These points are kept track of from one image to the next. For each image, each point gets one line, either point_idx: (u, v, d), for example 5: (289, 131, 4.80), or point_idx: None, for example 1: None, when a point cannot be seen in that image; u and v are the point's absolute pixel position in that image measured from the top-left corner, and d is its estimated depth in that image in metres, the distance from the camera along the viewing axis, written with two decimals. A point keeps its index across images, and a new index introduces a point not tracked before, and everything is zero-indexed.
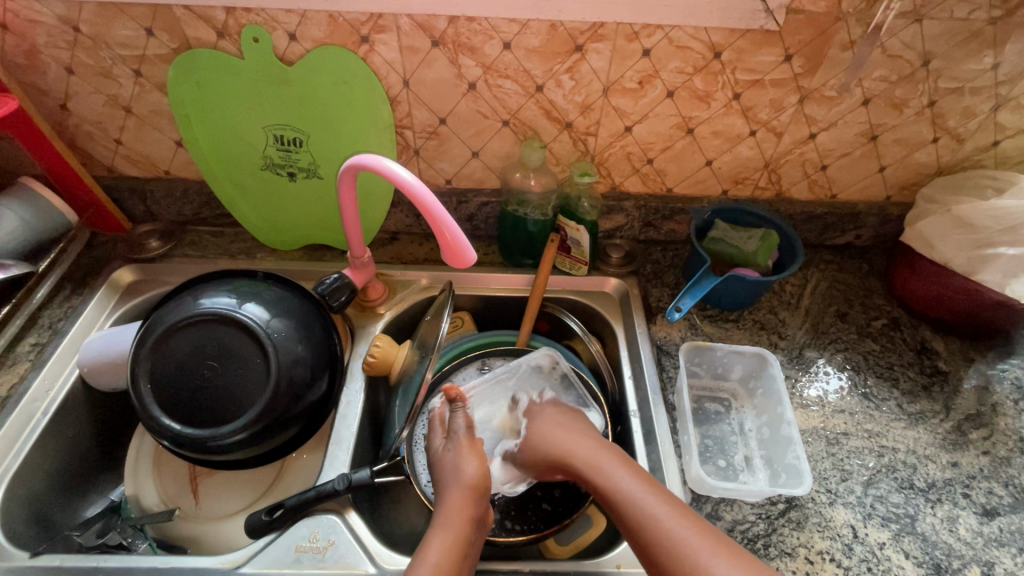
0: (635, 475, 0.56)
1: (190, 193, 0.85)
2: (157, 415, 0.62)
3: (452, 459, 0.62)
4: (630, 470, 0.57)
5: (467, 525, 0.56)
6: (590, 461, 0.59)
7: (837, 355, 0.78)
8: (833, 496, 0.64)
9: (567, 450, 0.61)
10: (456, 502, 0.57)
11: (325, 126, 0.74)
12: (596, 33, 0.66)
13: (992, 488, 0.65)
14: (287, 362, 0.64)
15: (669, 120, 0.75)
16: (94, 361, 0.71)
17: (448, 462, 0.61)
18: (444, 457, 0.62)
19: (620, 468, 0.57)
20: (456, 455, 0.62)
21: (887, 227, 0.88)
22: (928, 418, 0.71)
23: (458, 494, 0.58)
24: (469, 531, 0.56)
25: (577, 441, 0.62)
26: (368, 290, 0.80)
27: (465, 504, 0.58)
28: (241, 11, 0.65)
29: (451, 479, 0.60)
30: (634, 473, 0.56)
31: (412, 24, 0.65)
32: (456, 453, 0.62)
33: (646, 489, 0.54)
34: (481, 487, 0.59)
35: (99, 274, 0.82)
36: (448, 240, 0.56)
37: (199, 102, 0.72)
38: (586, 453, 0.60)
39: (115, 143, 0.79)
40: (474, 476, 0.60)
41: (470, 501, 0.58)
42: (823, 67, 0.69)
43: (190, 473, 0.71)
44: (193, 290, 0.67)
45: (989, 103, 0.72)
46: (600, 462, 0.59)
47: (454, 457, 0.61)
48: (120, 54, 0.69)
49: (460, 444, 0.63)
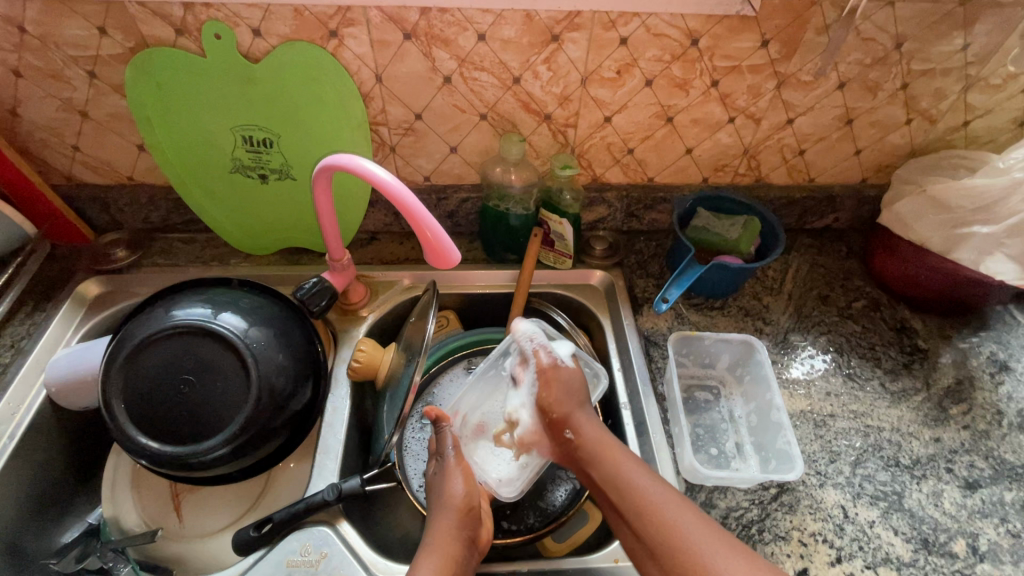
0: (640, 466, 0.57)
1: (156, 200, 0.81)
2: (133, 434, 0.59)
3: (441, 478, 0.61)
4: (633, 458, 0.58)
5: (457, 546, 0.55)
6: (594, 446, 0.59)
7: (821, 338, 0.79)
8: (823, 478, 0.65)
9: (574, 427, 0.61)
10: (443, 523, 0.56)
11: (295, 126, 0.72)
12: (572, 22, 0.64)
13: (973, 461, 0.67)
14: (269, 372, 0.62)
15: (648, 109, 0.74)
16: (61, 380, 0.67)
17: (437, 481, 0.61)
18: (434, 478, 0.62)
19: (622, 454, 0.58)
20: (445, 474, 0.61)
21: (864, 209, 0.89)
22: (910, 395, 0.73)
23: (444, 515, 0.57)
24: (459, 553, 0.54)
25: (584, 422, 0.62)
26: (349, 293, 0.78)
27: (453, 525, 0.57)
28: (200, 7, 0.62)
29: (438, 500, 0.59)
30: (640, 464, 0.57)
31: (382, 17, 0.63)
32: (446, 472, 0.61)
33: (648, 477, 0.55)
34: (469, 508, 0.58)
35: (63, 287, 0.78)
36: (429, 239, 0.54)
37: (160, 104, 0.69)
38: (595, 436, 0.60)
39: (71, 149, 0.75)
40: (462, 496, 0.59)
41: (459, 522, 0.57)
42: (799, 52, 0.69)
43: (172, 491, 0.69)
44: (167, 302, 0.64)
45: (959, 83, 0.73)
46: (604, 447, 0.59)
47: (443, 476, 0.61)
48: (71, 55, 0.65)
49: (448, 462, 0.62)
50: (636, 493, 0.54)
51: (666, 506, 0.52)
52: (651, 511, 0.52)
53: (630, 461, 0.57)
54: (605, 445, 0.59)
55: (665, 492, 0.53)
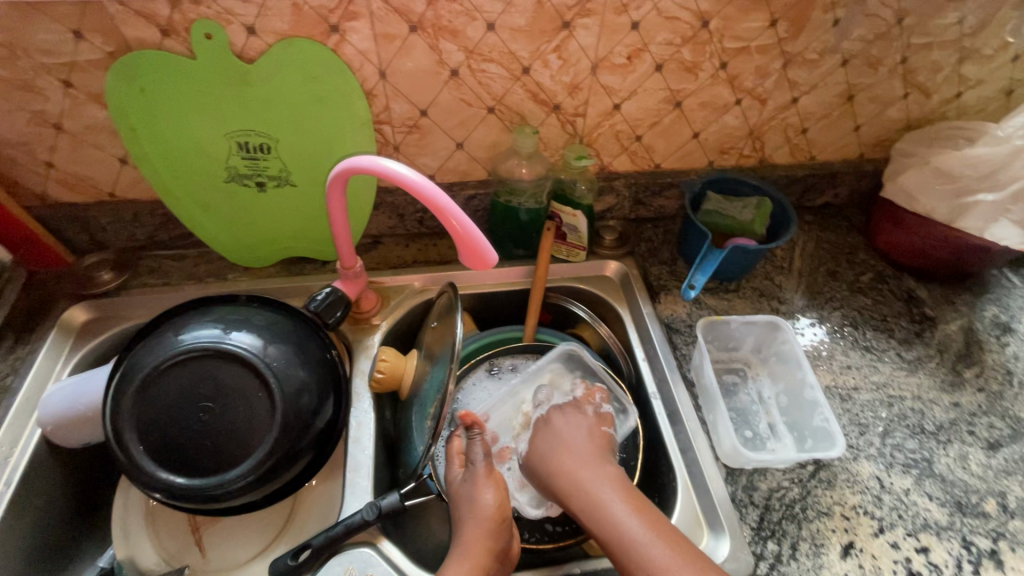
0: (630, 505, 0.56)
1: (142, 216, 0.75)
2: (152, 469, 0.55)
3: (471, 487, 0.59)
4: (622, 496, 0.56)
5: (489, 557, 0.54)
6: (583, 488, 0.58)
7: (835, 313, 0.80)
8: (856, 450, 0.66)
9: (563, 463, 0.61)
10: (475, 533, 0.55)
11: (294, 127, 0.67)
12: (584, 7, 0.62)
13: (992, 422, 0.69)
14: (292, 391, 0.58)
15: (658, 94, 0.73)
16: (60, 417, 0.62)
17: (466, 490, 0.59)
18: (463, 486, 0.59)
19: (610, 491, 0.57)
20: (475, 483, 0.59)
21: (862, 183, 0.91)
22: (926, 362, 0.75)
23: (476, 526, 0.56)
24: (490, 564, 0.54)
25: (575, 462, 0.60)
26: (361, 301, 0.74)
27: (485, 536, 0.55)
28: (188, 5, 0.57)
29: (467, 510, 0.57)
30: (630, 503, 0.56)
31: (386, 8, 0.60)
32: (476, 480, 0.59)
33: (635, 515, 0.54)
34: (501, 518, 0.57)
35: (46, 316, 0.72)
36: (459, 235, 0.51)
37: (146, 112, 0.64)
38: (587, 478, 0.59)
39: (45, 166, 0.69)
40: (493, 506, 0.57)
41: (491, 532, 0.55)
42: (805, 30, 0.69)
43: (192, 524, 0.65)
44: (172, 324, 0.60)
45: (954, 56, 0.75)
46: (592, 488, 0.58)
47: (473, 486, 0.59)
48: (43, 63, 0.59)
49: (478, 471, 0.59)
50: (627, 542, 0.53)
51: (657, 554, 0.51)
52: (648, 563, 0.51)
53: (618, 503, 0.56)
54: (597, 486, 0.58)
55: (659, 539, 0.52)
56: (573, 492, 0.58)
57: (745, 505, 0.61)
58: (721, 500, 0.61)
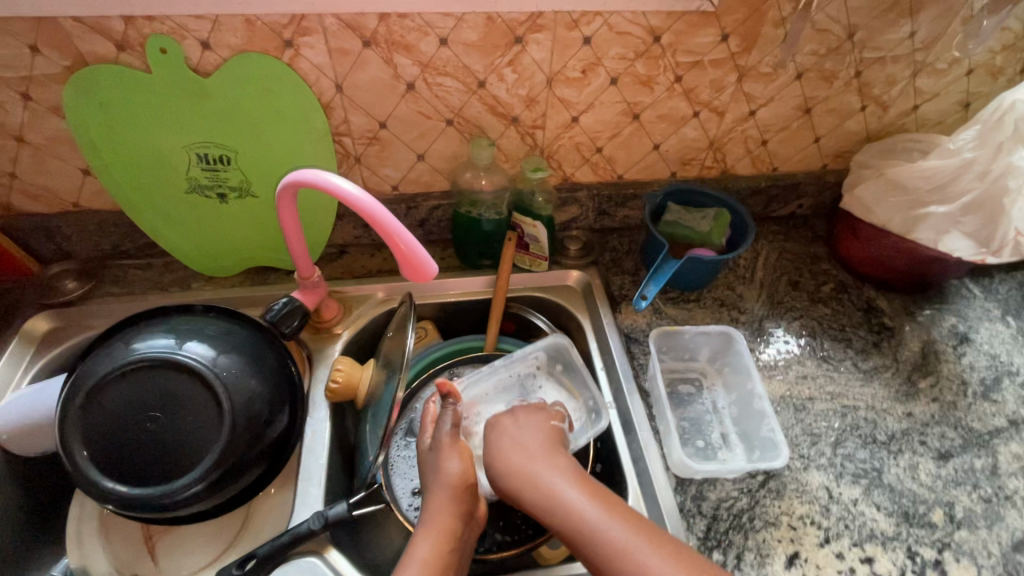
0: (588, 494, 0.52)
1: (106, 225, 0.76)
2: (99, 479, 0.56)
3: (436, 456, 0.58)
4: (582, 488, 0.53)
5: (455, 522, 0.54)
6: (543, 490, 0.53)
7: (794, 322, 0.81)
8: (806, 460, 0.66)
9: (512, 456, 0.57)
10: (438, 501, 0.55)
11: (253, 139, 0.69)
12: (535, 23, 0.64)
13: (944, 432, 0.70)
14: (242, 401, 0.59)
15: (615, 107, 0.74)
16: (15, 426, 0.63)
17: (432, 459, 0.59)
18: (429, 454, 0.59)
19: (570, 487, 0.53)
20: (440, 452, 0.58)
21: (826, 194, 0.92)
22: (882, 372, 0.75)
23: (442, 494, 0.55)
24: (455, 528, 0.54)
25: (525, 460, 0.56)
26: (322, 311, 0.75)
27: (449, 503, 0.55)
28: (142, 20, 0.58)
29: (434, 478, 0.57)
30: (592, 495, 0.52)
31: (339, 24, 0.61)
32: (441, 450, 0.58)
33: (589, 500, 0.51)
34: (466, 487, 0.56)
35: (8, 325, 0.73)
36: (403, 252, 0.53)
37: (104, 124, 0.64)
38: (538, 478, 0.54)
39: (9, 177, 0.70)
40: (459, 475, 0.56)
41: (455, 501, 0.55)
42: (757, 44, 0.70)
43: (145, 533, 0.65)
44: (125, 334, 0.61)
45: (908, 70, 0.76)
46: (552, 489, 0.53)
47: (438, 454, 0.58)
48: (2, 77, 0.61)
49: (443, 441, 0.59)
50: (609, 546, 0.48)
51: (643, 553, 0.47)
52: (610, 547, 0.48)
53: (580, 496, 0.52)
54: (548, 477, 0.54)
55: (621, 521, 0.49)
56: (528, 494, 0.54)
57: (693, 515, 0.61)
58: (668, 510, 0.62)
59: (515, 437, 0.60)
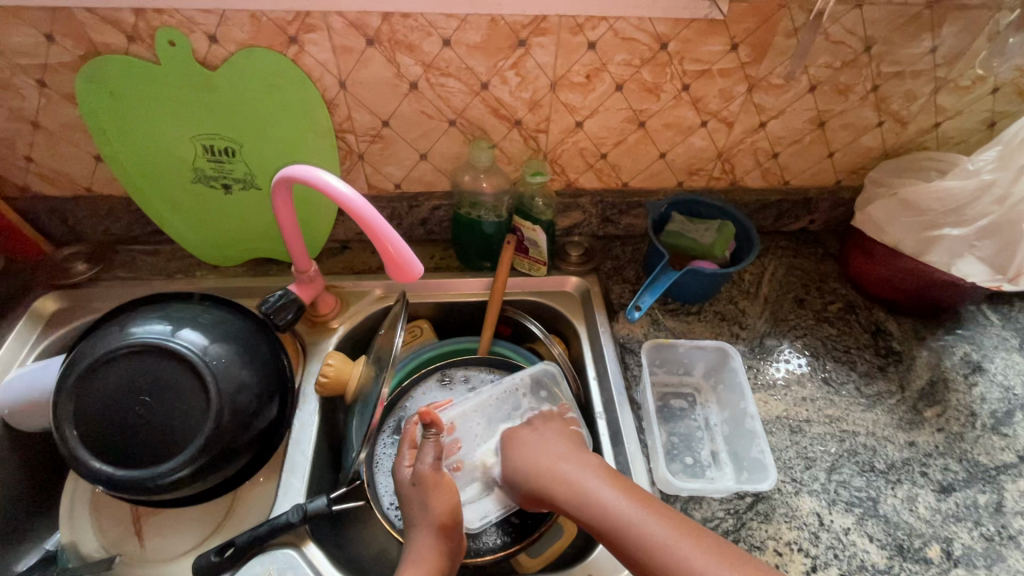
0: (622, 491, 0.53)
1: (116, 211, 0.78)
2: (88, 459, 0.57)
3: (421, 492, 0.58)
4: (616, 487, 0.53)
5: (441, 558, 0.54)
6: (576, 491, 0.54)
7: (797, 341, 0.79)
8: (798, 485, 0.64)
9: (545, 462, 0.58)
10: (423, 541, 0.55)
11: (257, 133, 0.69)
12: (539, 26, 0.63)
13: (947, 465, 0.67)
14: (230, 390, 0.59)
15: (620, 113, 0.73)
16: (17, 401, 0.64)
17: (415, 494, 0.58)
18: (412, 490, 0.58)
19: (603, 486, 0.54)
20: (425, 488, 0.58)
21: (839, 211, 0.89)
22: (885, 398, 0.73)
23: (426, 531, 0.55)
24: (442, 564, 0.54)
25: (555, 463, 0.58)
26: (318, 304, 0.76)
27: (435, 540, 0.55)
28: (152, 13, 0.60)
29: (421, 515, 0.56)
30: (626, 492, 0.53)
31: (344, 23, 0.62)
32: (425, 486, 0.58)
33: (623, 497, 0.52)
34: (451, 522, 0.56)
35: (19, 303, 0.75)
36: (391, 253, 0.55)
37: (114, 112, 0.66)
38: (568, 478, 0.56)
39: (25, 161, 0.72)
40: (441, 513, 0.56)
41: (441, 537, 0.56)
42: (768, 55, 0.68)
43: (133, 514, 0.66)
44: (122, 318, 0.62)
45: (928, 85, 0.73)
46: (588, 488, 0.54)
47: (421, 491, 0.58)
48: (19, 63, 0.63)
49: (426, 477, 0.58)
50: (644, 539, 0.49)
51: (680, 547, 0.48)
52: (646, 540, 0.49)
53: (615, 495, 0.53)
54: (580, 476, 0.55)
55: (655, 517, 0.50)
56: (560, 493, 0.55)
57: None
58: None
59: (546, 444, 0.61)
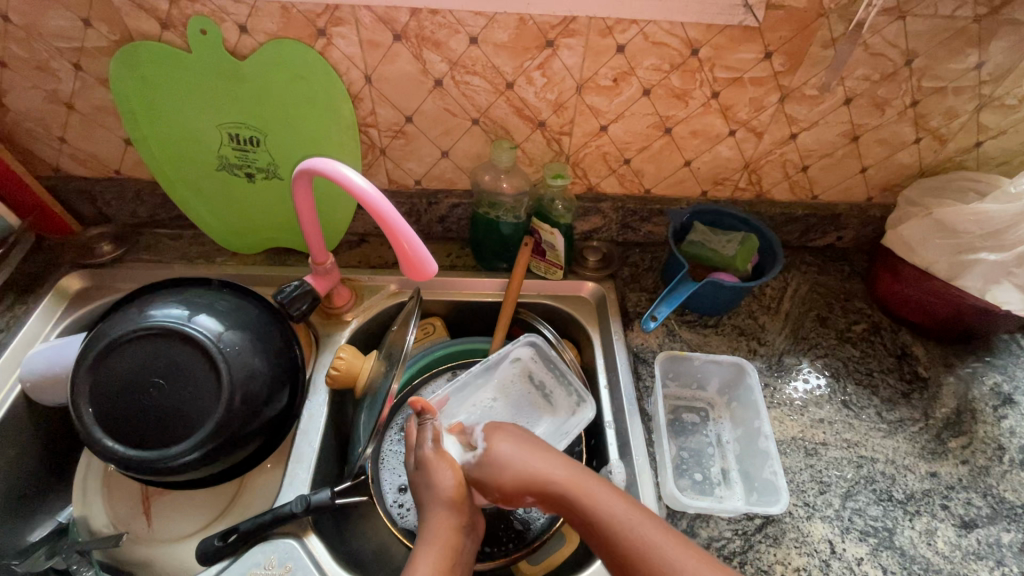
0: (617, 493, 0.52)
1: (143, 194, 0.80)
2: (100, 436, 0.58)
3: (424, 473, 0.57)
4: (609, 489, 0.52)
5: (454, 535, 0.53)
6: (568, 487, 0.53)
7: (817, 360, 0.76)
8: (811, 509, 0.62)
9: (534, 456, 0.56)
10: (437, 519, 0.54)
11: (282, 124, 0.70)
12: (567, 27, 0.62)
13: (971, 499, 0.64)
14: (242, 376, 0.60)
15: (646, 119, 0.71)
16: (37, 376, 0.65)
17: (421, 475, 0.57)
18: (418, 473, 0.58)
19: (596, 485, 0.53)
20: (427, 467, 0.57)
21: (868, 229, 0.86)
22: (908, 425, 0.70)
23: (439, 508, 0.55)
24: (456, 541, 0.53)
25: (548, 458, 0.56)
26: (333, 297, 0.76)
27: (447, 517, 0.54)
28: (185, 2, 0.61)
29: (428, 494, 0.55)
30: (622, 496, 0.52)
31: (372, 17, 0.62)
32: (428, 464, 0.57)
33: (618, 499, 0.51)
34: (462, 498, 0.56)
35: (46, 281, 0.77)
36: (405, 250, 0.54)
37: (145, 98, 0.67)
38: (562, 474, 0.54)
39: (59, 141, 0.74)
40: (451, 488, 0.55)
41: (452, 511, 0.55)
42: (804, 65, 0.66)
43: (143, 493, 0.67)
44: (141, 301, 0.63)
45: (972, 103, 0.70)
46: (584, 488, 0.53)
47: (426, 470, 0.57)
48: (56, 47, 0.64)
49: (426, 456, 0.58)
50: (637, 540, 0.48)
51: (672, 552, 0.47)
52: (638, 542, 0.48)
53: (610, 500, 0.51)
54: (572, 474, 0.54)
55: (649, 521, 0.49)
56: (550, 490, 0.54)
57: None
58: None
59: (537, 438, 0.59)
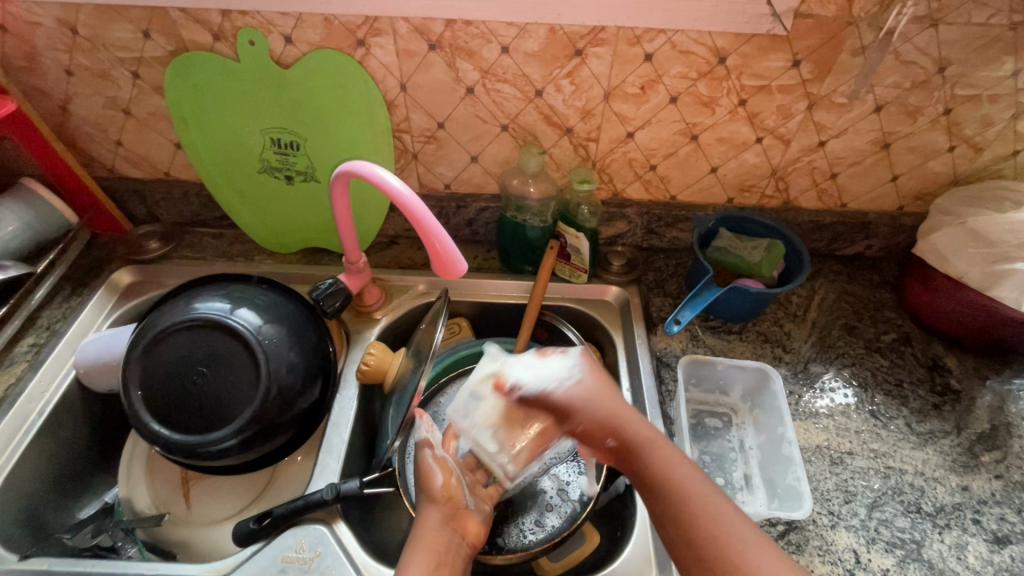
0: (694, 468, 0.52)
1: (188, 195, 0.84)
2: (147, 420, 0.61)
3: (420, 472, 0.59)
4: (690, 463, 0.52)
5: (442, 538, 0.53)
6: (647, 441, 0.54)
7: (844, 370, 0.75)
8: (835, 518, 0.62)
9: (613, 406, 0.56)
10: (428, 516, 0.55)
11: (321, 129, 0.73)
12: (596, 37, 0.64)
13: (1004, 515, 0.63)
14: (278, 369, 0.62)
15: (672, 125, 0.72)
16: (91, 362, 0.70)
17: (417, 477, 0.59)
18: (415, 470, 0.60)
19: (676, 456, 0.53)
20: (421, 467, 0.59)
21: (899, 238, 0.85)
22: (938, 438, 0.69)
23: (429, 505, 0.56)
24: (445, 542, 0.53)
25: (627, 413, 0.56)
26: (364, 295, 0.79)
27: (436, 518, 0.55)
28: (236, 15, 0.65)
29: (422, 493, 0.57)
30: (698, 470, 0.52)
31: (409, 28, 0.65)
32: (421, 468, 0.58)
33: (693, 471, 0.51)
34: (455, 498, 0.56)
35: (99, 274, 0.82)
36: (436, 250, 0.57)
37: (196, 104, 0.72)
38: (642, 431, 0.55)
39: (115, 145, 0.79)
40: (444, 487, 0.57)
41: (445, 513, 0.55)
42: (832, 73, 0.67)
43: (182, 476, 0.71)
44: (189, 294, 0.67)
45: (1007, 111, 0.69)
46: (661, 445, 0.54)
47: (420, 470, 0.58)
48: (118, 57, 0.69)
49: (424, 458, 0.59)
50: (705, 513, 0.48)
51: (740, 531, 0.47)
52: (707, 514, 0.48)
53: (686, 465, 0.52)
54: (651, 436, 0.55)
55: (719, 497, 0.49)
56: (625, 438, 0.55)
57: None
58: None
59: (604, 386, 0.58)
